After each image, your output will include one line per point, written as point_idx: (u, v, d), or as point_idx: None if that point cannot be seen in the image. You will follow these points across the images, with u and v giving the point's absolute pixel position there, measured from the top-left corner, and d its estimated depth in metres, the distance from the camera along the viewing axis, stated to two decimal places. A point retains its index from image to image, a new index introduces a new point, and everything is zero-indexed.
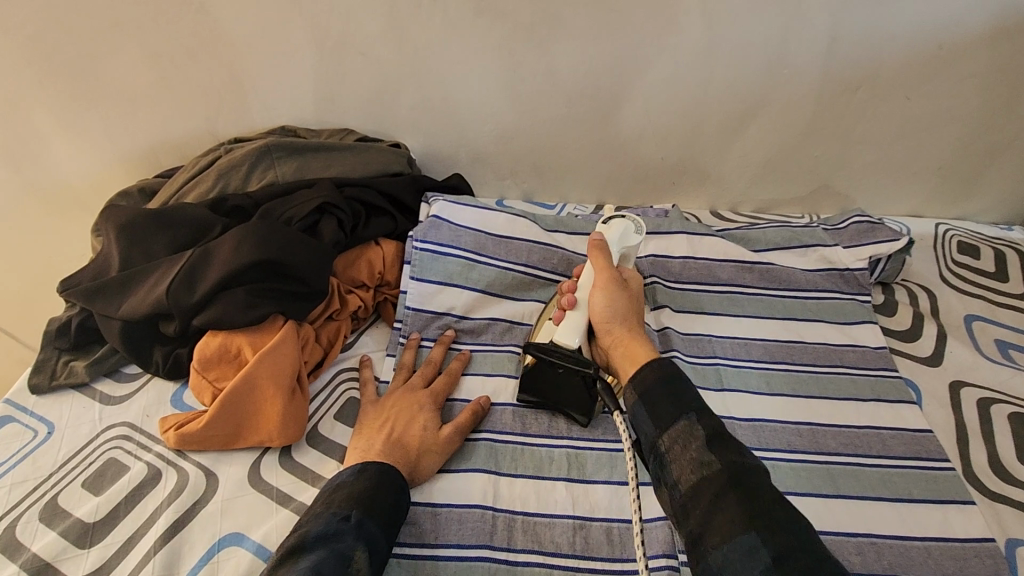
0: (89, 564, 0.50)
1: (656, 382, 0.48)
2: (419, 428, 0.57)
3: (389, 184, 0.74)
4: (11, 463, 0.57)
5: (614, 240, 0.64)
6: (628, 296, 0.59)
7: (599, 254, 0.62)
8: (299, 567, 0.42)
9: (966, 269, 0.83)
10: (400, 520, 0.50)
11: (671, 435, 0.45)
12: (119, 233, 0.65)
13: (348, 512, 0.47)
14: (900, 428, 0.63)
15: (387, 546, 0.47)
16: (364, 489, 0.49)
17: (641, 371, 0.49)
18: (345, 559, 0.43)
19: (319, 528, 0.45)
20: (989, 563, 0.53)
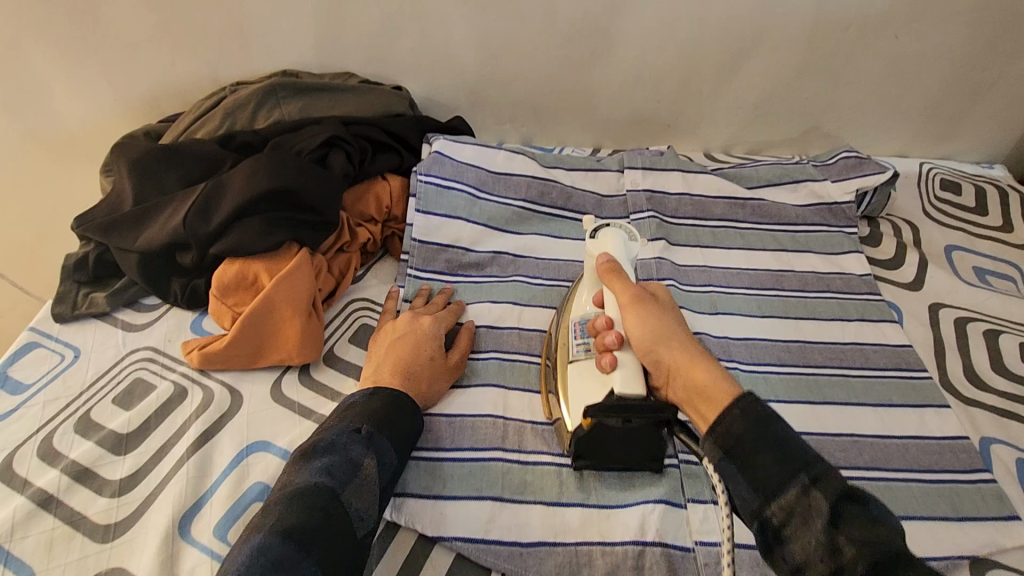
0: (125, 468, 0.53)
1: (750, 433, 0.40)
2: (427, 360, 0.58)
3: (393, 122, 0.75)
4: (43, 383, 0.59)
5: (620, 253, 0.55)
6: (667, 314, 0.51)
7: (615, 275, 0.53)
8: (314, 467, 0.45)
9: (949, 204, 0.87)
10: (411, 440, 0.52)
11: (782, 507, 0.38)
12: (131, 168, 0.67)
13: (359, 424, 0.49)
14: (882, 343, 0.68)
15: (396, 459, 0.49)
16: (375, 408, 0.51)
17: (725, 419, 0.42)
18: (356, 468, 0.46)
19: (329, 437, 0.47)
20: (963, 457, 0.58)
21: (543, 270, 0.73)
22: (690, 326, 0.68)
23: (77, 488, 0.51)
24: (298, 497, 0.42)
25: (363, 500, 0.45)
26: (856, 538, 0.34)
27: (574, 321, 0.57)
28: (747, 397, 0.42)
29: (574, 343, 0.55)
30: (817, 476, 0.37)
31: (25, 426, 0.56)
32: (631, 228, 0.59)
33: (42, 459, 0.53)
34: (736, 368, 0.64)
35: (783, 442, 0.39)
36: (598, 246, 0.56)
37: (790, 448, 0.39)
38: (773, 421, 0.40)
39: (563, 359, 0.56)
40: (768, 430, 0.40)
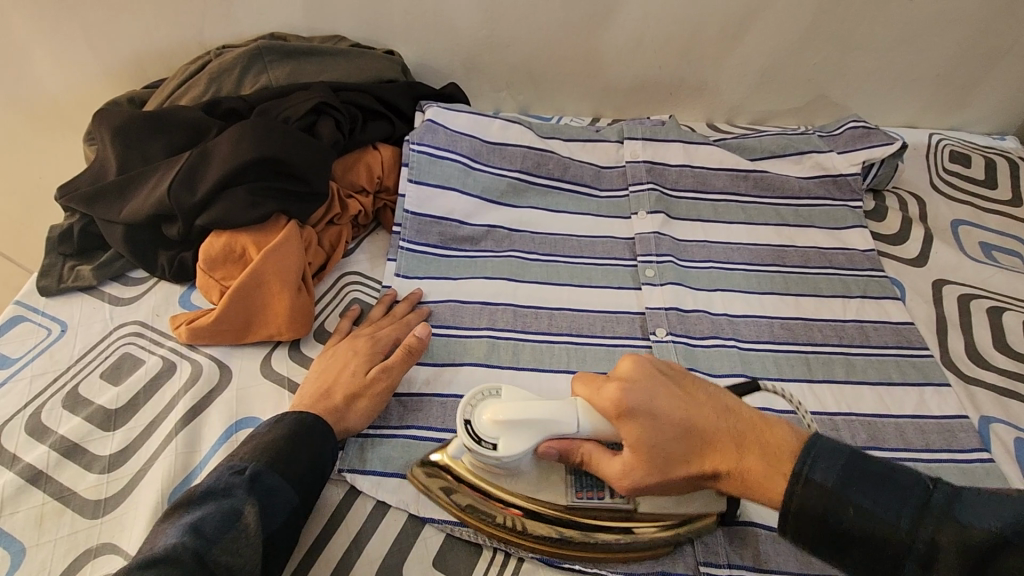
0: (114, 444, 0.52)
1: (844, 522, 0.39)
2: (346, 377, 0.54)
3: (384, 88, 0.73)
4: (29, 357, 0.59)
5: (525, 435, 0.46)
6: (661, 444, 0.43)
7: (595, 455, 0.47)
8: (186, 524, 0.41)
9: (958, 177, 0.85)
10: (320, 476, 0.48)
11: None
12: (113, 135, 0.64)
13: (244, 464, 0.45)
14: (883, 321, 0.66)
15: (292, 496, 0.46)
16: (277, 440, 0.48)
17: (796, 497, 0.40)
18: (233, 517, 0.42)
19: (209, 483, 0.44)
20: (962, 436, 0.57)
21: (539, 245, 0.71)
22: (688, 303, 0.66)
23: (66, 464, 0.51)
24: (151, 565, 0.38)
25: (238, 554, 0.41)
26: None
27: (575, 499, 0.49)
28: (802, 483, 0.40)
29: (609, 499, 0.48)
30: (924, 556, 0.37)
31: (12, 401, 0.55)
32: (471, 393, 0.49)
33: (31, 434, 0.53)
34: (740, 347, 0.63)
35: (871, 519, 0.38)
36: (512, 453, 0.46)
37: (881, 523, 0.38)
38: (853, 495, 0.39)
39: (617, 511, 0.48)
40: (849, 515, 0.39)
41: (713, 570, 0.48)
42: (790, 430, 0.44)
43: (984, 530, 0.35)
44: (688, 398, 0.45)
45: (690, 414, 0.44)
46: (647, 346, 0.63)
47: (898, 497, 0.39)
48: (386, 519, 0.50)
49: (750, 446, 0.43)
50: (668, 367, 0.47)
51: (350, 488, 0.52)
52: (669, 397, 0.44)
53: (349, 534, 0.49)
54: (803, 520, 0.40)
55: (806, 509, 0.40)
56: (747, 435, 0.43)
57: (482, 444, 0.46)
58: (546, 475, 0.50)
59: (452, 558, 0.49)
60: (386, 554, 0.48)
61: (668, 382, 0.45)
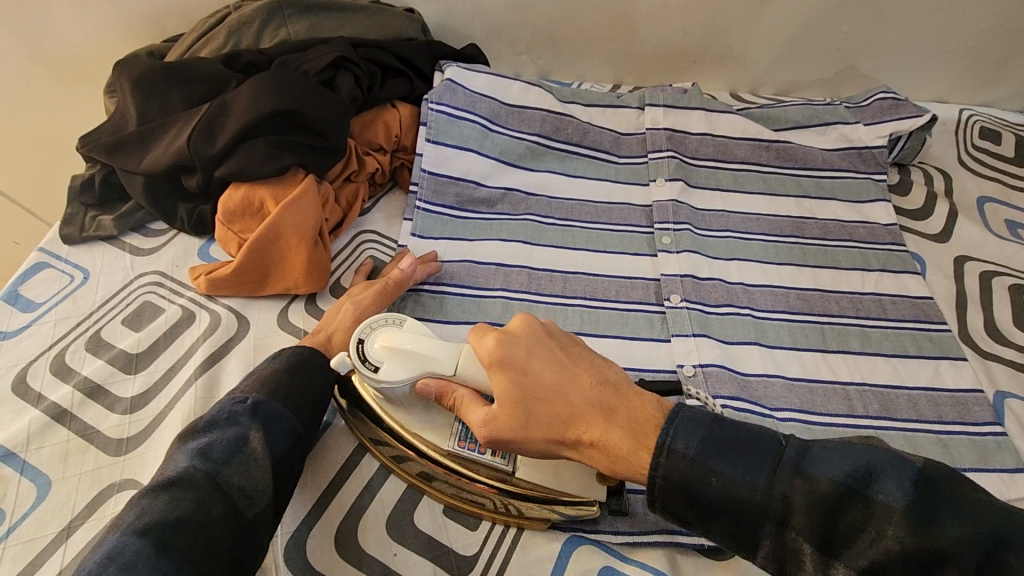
0: (136, 386, 0.54)
1: (708, 497, 0.36)
2: (345, 316, 0.57)
3: (403, 46, 0.72)
4: (53, 302, 0.60)
5: (406, 366, 0.45)
6: (529, 402, 0.42)
7: (467, 402, 0.44)
8: (191, 447, 0.42)
9: (986, 153, 0.82)
10: (315, 410, 0.49)
11: (770, 556, 0.36)
12: (133, 86, 0.65)
13: (245, 396, 0.46)
14: (902, 294, 0.66)
15: (297, 424, 0.47)
16: (277, 374, 0.48)
17: (662, 465, 0.37)
18: (240, 443, 0.43)
19: (212, 415, 0.44)
20: (977, 409, 0.57)
21: (555, 209, 0.70)
22: (702, 271, 0.66)
23: (90, 404, 0.52)
24: (168, 487, 0.39)
25: (250, 476, 0.42)
26: (858, 557, 0.32)
27: (457, 447, 0.46)
28: (665, 455, 0.38)
29: (490, 456, 0.46)
30: (783, 517, 0.34)
31: (36, 343, 0.57)
32: (372, 319, 0.49)
33: (55, 374, 0.54)
34: (753, 315, 0.63)
35: (729, 485, 0.35)
36: (389, 378, 0.45)
37: (740, 488, 0.35)
38: (711, 463, 0.36)
39: (492, 468, 0.46)
40: (711, 485, 0.36)
41: None
42: (659, 405, 0.41)
43: (830, 481, 0.33)
44: (568, 365, 0.43)
45: (564, 381, 0.42)
46: (661, 312, 0.63)
47: (752, 458, 0.36)
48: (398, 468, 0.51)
49: (618, 416, 0.41)
50: (559, 334, 0.45)
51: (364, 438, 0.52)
52: (546, 360, 0.43)
53: (362, 480, 0.50)
54: (672, 494, 0.37)
55: (673, 482, 0.37)
56: (618, 407, 0.41)
57: (365, 364, 0.46)
58: (433, 415, 0.48)
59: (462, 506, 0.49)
60: (398, 501, 0.49)
61: (549, 344, 0.44)
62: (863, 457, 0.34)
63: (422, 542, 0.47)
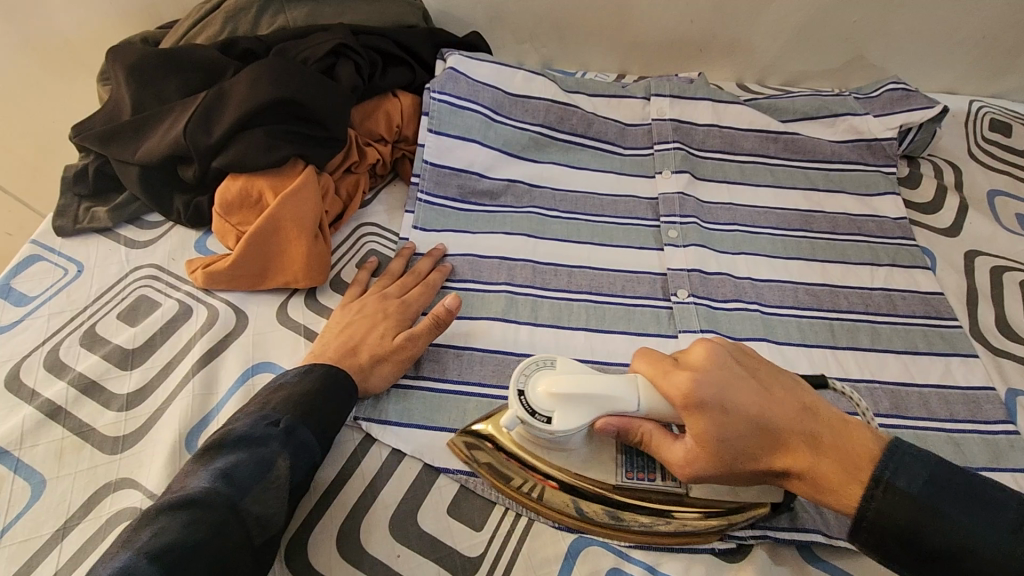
0: (132, 382, 0.52)
1: (933, 551, 0.37)
2: (375, 336, 0.54)
3: (404, 34, 0.71)
4: (47, 296, 0.58)
5: (581, 410, 0.44)
6: (727, 435, 0.41)
7: (655, 437, 0.44)
8: (214, 467, 0.41)
9: (996, 146, 0.81)
10: (340, 422, 0.48)
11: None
12: (127, 73, 0.63)
13: (278, 416, 0.45)
14: (912, 290, 0.65)
15: (319, 451, 0.46)
16: (310, 394, 0.47)
17: (874, 499, 0.38)
18: (266, 467, 0.42)
19: (242, 433, 0.44)
20: (988, 407, 0.56)
21: (559, 202, 0.69)
22: (710, 266, 0.65)
23: (85, 401, 0.51)
24: (187, 505, 0.38)
25: (269, 503, 0.42)
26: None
27: (625, 480, 0.47)
28: (882, 487, 0.38)
29: (660, 482, 0.46)
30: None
31: (30, 338, 0.55)
32: (525, 363, 0.47)
33: (49, 370, 0.53)
34: (763, 311, 0.62)
35: (962, 535, 0.36)
36: (566, 427, 0.44)
37: (975, 538, 0.36)
38: (940, 506, 0.37)
39: (667, 493, 0.46)
40: (938, 529, 0.36)
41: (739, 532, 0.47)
42: (875, 436, 0.40)
43: None
44: (768, 392, 0.42)
45: (767, 407, 0.41)
46: (668, 307, 0.62)
47: (996, 512, 0.36)
48: (399, 467, 0.50)
49: (826, 448, 0.40)
50: (741, 355, 0.44)
51: (366, 436, 0.51)
52: (745, 387, 0.41)
53: (364, 479, 0.49)
54: (882, 532, 0.38)
55: (888, 517, 0.37)
56: (823, 436, 0.40)
57: (537, 417, 0.44)
58: (595, 450, 0.48)
59: (465, 505, 0.48)
60: (400, 500, 0.48)
61: (741, 373, 0.42)
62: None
63: (426, 543, 0.46)
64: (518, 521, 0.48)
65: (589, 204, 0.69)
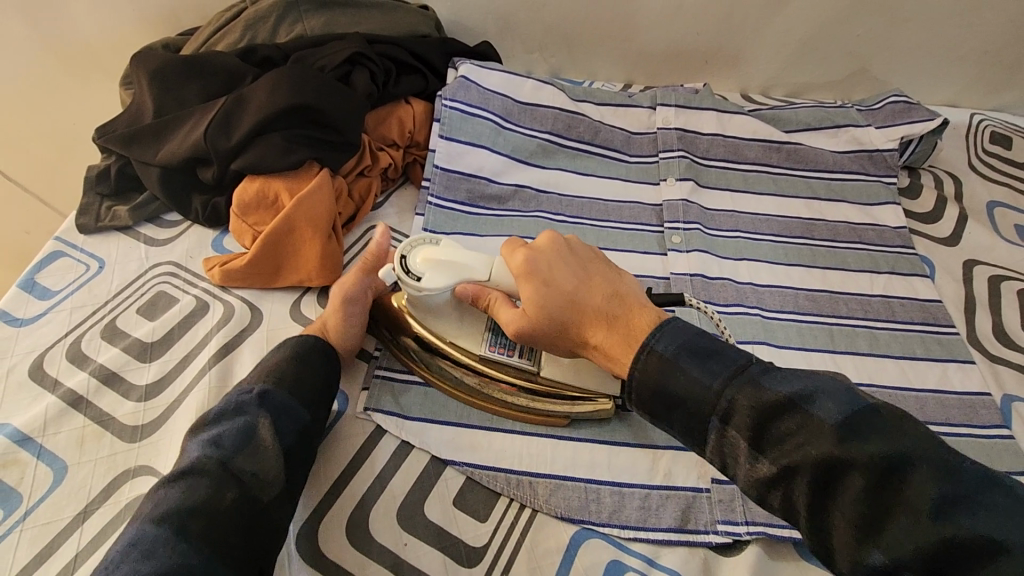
0: (151, 374, 0.54)
1: (665, 390, 0.41)
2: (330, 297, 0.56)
3: (418, 43, 0.73)
4: (69, 290, 0.61)
5: (446, 273, 0.50)
6: (544, 303, 0.46)
7: (498, 303, 0.50)
8: (203, 438, 0.44)
9: (997, 158, 0.82)
10: (324, 394, 0.50)
11: (715, 450, 0.40)
12: (150, 78, 0.65)
13: (253, 385, 0.48)
14: (911, 297, 0.66)
15: (303, 414, 0.48)
16: (281, 363, 0.50)
17: (642, 363, 0.42)
18: (246, 434, 0.45)
19: (223, 406, 0.46)
20: (982, 412, 0.57)
21: (566, 207, 0.71)
22: (712, 271, 0.66)
23: (105, 391, 0.53)
24: (182, 476, 0.42)
25: (260, 463, 0.44)
26: (784, 456, 0.36)
27: (486, 351, 0.52)
28: (649, 352, 0.42)
29: (518, 357, 0.52)
30: (728, 415, 0.38)
31: (53, 330, 0.57)
32: (414, 236, 0.53)
33: (71, 361, 0.55)
34: (762, 315, 0.63)
35: (690, 382, 0.40)
36: (431, 286, 0.50)
37: (698, 385, 0.40)
38: (682, 363, 0.40)
39: (521, 369, 0.53)
40: (675, 380, 0.40)
41: (732, 528, 0.48)
42: (659, 316, 0.44)
43: (779, 394, 0.37)
44: (588, 276, 0.47)
45: (583, 287, 0.46)
46: None
47: (719, 365, 0.40)
48: (406, 460, 0.51)
49: (619, 324, 0.44)
50: (585, 252, 0.49)
51: (376, 428, 0.53)
52: (569, 271, 0.47)
53: (373, 471, 0.50)
54: (642, 387, 0.42)
55: (646, 376, 0.41)
56: (618, 314, 0.44)
57: (410, 275, 0.50)
58: (466, 324, 0.53)
59: (471, 498, 0.50)
60: (408, 492, 0.49)
61: (569, 261, 0.48)
62: (814, 380, 0.37)
63: (433, 532, 0.48)
64: (523, 513, 0.49)
65: (595, 210, 0.71)
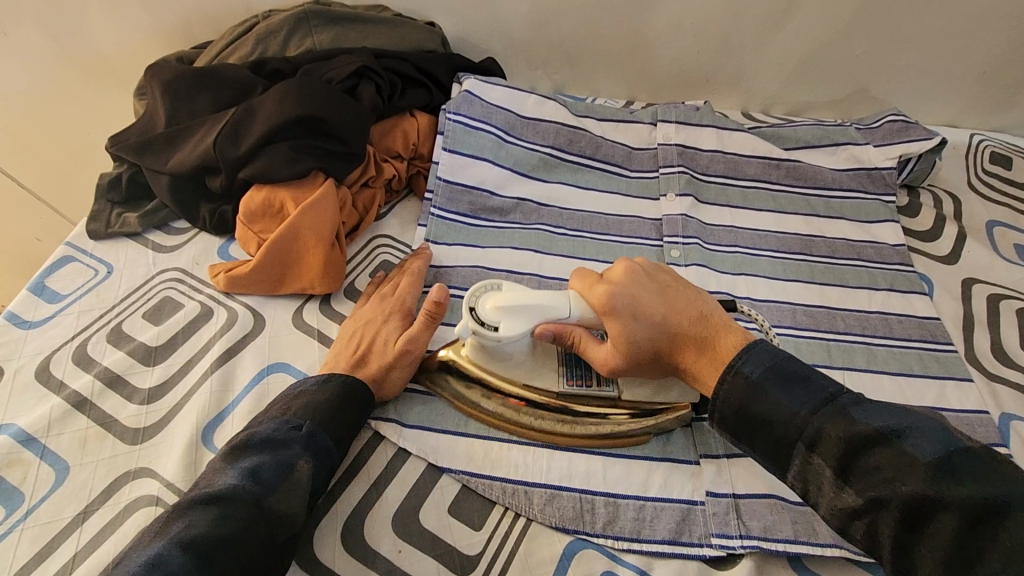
0: (154, 378, 0.55)
1: (755, 418, 0.43)
2: (382, 338, 0.56)
3: (423, 58, 0.75)
4: (77, 295, 0.62)
5: (522, 319, 0.51)
6: (634, 334, 0.49)
7: (583, 341, 0.52)
8: (241, 466, 0.44)
9: (996, 178, 0.83)
10: (355, 428, 0.50)
11: (798, 477, 0.42)
12: (163, 89, 0.67)
13: (300, 421, 0.48)
14: (908, 314, 0.66)
15: (336, 457, 0.48)
16: (324, 400, 0.50)
17: (725, 388, 0.45)
18: (288, 468, 0.44)
19: (266, 435, 0.46)
20: (979, 430, 0.57)
21: (567, 220, 0.72)
22: (710, 285, 0.67)
23: (109, 393, 0.54)
24: (192, 505, 0.41)
25: (291, 501, 0.44)
26: (870, 489, 0.38)
27: (565, 386, 0.53)
28: (733, 373, 0.45)
29: (596, 388, 0.54)
30: (815, 444, 0.41)
31: (61, 333, 0.58)
32: (474, 287, 0.53)
33: (77, 364, 0.56)
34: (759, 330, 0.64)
35: (780, 408, 0.42)
36: (511, 334, 0.50)
37: (787, 411, 0.42)
38: (770, 388, 0.43)
39: (602, 398, 0.53)
40: (765, 404, 0.43)
41: (726, 542, 0.48)
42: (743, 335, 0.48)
43: (870, 427, 0.39)
44: (669, 299, 0.50)
45: (669, 313, 0.49)
46: None
47: (809, 394, 0.42)
48: (403, 467, 0.52)
49: (709, 347, 0.48)
50: (656, 270, 0.53)
51: (373, 434, 0.53)
52: (652, 297, 0.50)
53: (369, 477, 0.51)
54: (728, 410, 0.45)
55: (731, 400, 0.45)
56: (706, 337, 0.48)
57: (486, 327, 0.51)
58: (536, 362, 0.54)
59: (466, 506, 0.50)
60: (403, 499, 0.50)
61: (651, 287, 0.50)
62: (908, 419, 0.39)
63: (427, 540, 0.48)
64: (517, 522, 0.49)
65: (595, 223, 0.72)
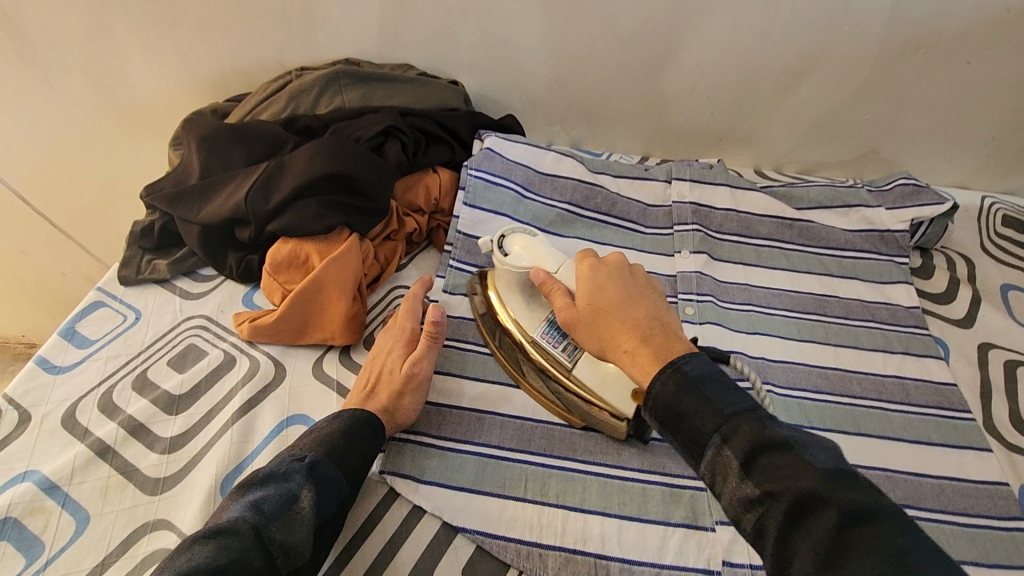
0: (176, 427, 0.56)
1: (676, 399, 0.43)
2: (389, 370, 0.57)
3: (448, 117, 0.78)
4: (105, 340, 0.64)
5: (531, 251, 0.58)
6: (601, 304, 0.50)
7: (555, 291, 0.54)
8: (246, 501, 0.44)
9: (1009, 241, 0.84)
10: (364, 463, 0.51)
11: (707, 468, 0.42)
12: (199, 143, 0.70)
13: (304, 453, 0.49)
14: (924, 378, 0.66)
15: (343, 489, 0.48)
16: (332, 434, 0.51)
17: (660, 380, 0.44)
18: (289, 501, 0.45)
19: (271, 469, 0.47)
20: (999, 503, 0.57)
21: None
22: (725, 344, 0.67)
23: (132, 441, 0.55)
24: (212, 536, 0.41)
25: (292, 534, 0.44)
26: (769, 482, 0.38)
27: (538, 336, 0.57)
28: (672, 370, 0.44)
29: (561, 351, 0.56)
30: (729, 435, 0.41)
31: (88, 379, 0.60)
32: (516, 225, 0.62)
33: (102, 410, 0.57)
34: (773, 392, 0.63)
35: (710, 405, 0.42)
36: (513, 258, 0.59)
37: (715, 409, 0.42)
38: (705, 386, 0.43)
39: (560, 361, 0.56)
40: (692, 402, 0.42)
41: None
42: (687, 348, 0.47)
43: (780, 434, 0.40)
44: (639, 295, 0.51)
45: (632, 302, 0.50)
46: None
47: (730, 401, 0.42)
48: (418, 525, 0.52)
49: (653, 342, 0.47)
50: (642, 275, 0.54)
51: (390, 489, 0.54)
52: (624, 288, 0.51)
53: (384, 535, 0.51)
54: (663, 398, 0.44)
55: (667, 391, 0.43)
56: (657, 335, 0.48)
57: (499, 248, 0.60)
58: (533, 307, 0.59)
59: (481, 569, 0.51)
60: (418, 558, 0.50)
61: (629, 281, 0.52)
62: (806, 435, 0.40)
63: None
64: None
65: None
